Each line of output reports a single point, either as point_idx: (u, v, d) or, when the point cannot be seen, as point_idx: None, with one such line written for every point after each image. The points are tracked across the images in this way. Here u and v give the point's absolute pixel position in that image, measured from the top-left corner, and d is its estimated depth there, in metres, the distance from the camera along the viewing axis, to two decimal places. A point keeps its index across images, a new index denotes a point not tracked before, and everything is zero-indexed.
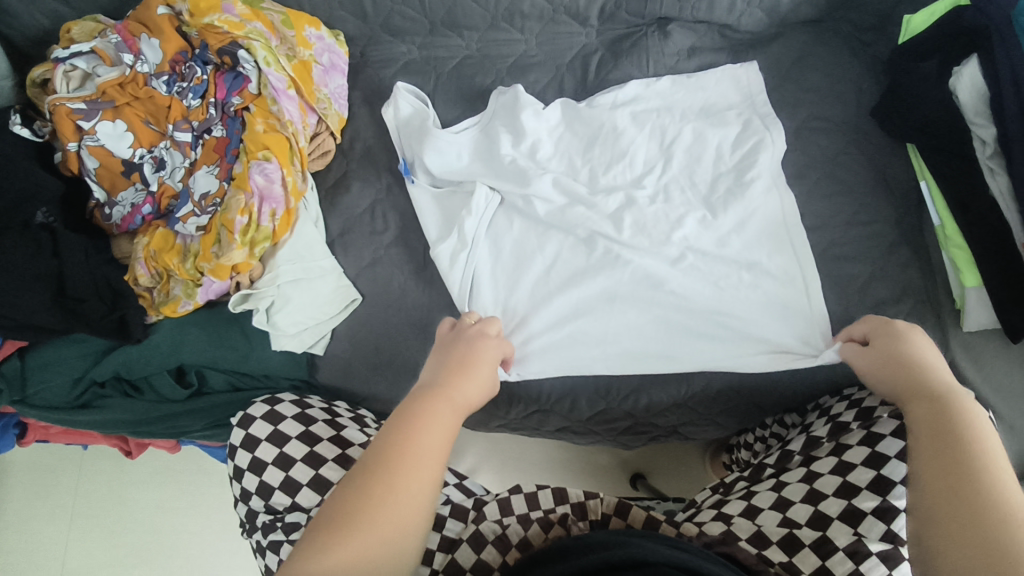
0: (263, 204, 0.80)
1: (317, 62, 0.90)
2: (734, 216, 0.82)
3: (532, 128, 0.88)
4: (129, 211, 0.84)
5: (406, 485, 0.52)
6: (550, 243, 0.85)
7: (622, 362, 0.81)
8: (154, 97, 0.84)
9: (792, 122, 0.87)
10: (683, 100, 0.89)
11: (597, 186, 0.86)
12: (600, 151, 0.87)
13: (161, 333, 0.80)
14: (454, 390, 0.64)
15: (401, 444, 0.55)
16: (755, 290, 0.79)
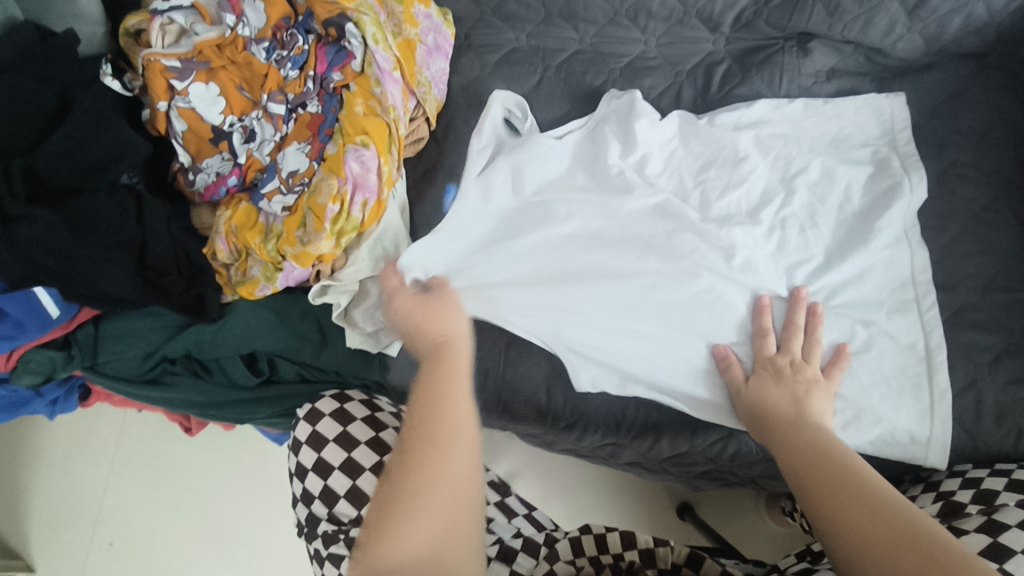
0: (356, 192, 0.75)
1: (422, 42, 0.84)
2: (854, 268, 0.74)
3: (644, 143, 0.80)
4: (214, 180, 0.80)
5: (451, 446, 0.49)
6: (648, 264, 0.76)
7: (711, 407, 0.75)
8: (252, 63, 0.80)
9: (937, 166, 0.78)
10: (816, 129, 0.80)
11: (705, 211, 0.78)
12: (713, 173, 0.79)
13: (239, 314, 0.77)
14: (452, 345, 0.58)
15: (433, 410, 0.51)
16: (868, 352, 0.72)
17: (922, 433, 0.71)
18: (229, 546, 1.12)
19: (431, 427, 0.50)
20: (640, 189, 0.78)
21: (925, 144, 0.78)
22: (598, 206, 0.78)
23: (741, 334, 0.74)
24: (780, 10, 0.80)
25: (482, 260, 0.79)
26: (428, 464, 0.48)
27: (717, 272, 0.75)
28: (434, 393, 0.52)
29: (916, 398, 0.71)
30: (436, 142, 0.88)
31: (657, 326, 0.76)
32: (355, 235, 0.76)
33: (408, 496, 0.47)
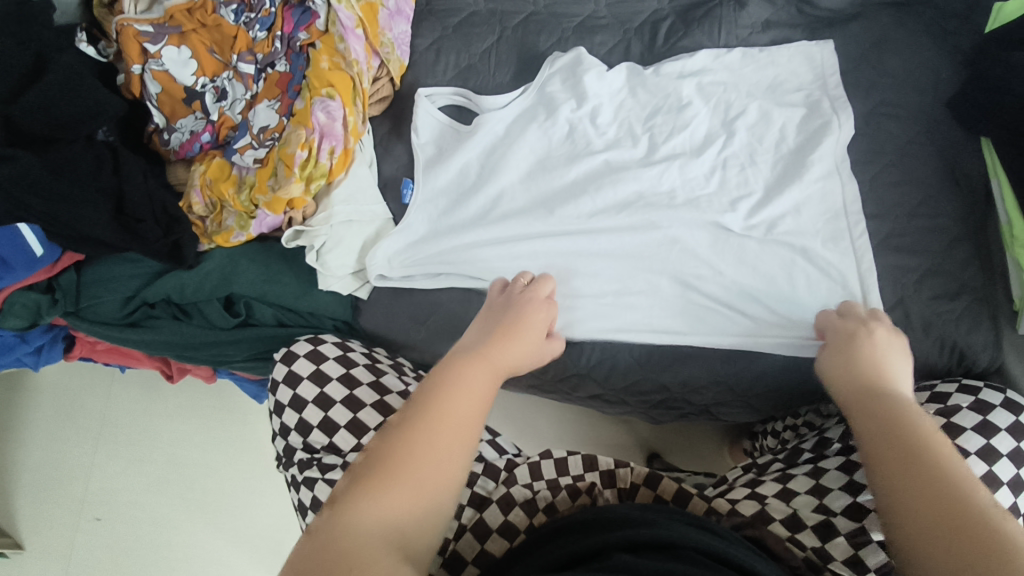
0: (323, 140, 0.79)
1: (384, 6, 0.89)
2: (792, 203, 0.79)
3: (595, 94, 0.85)
4: (188, 138, 0.85)
5: (458, 429, 0.52)
6: (599, 208, 0.81)
7: (664, 334, 0.80)
8: (221, 26, 0.84)
9: (864, 107, 0.83)
10: (753, 79, 0.85)
11: (654, 155, 0.82)
12: (659, 120, 0.84)
13: (213, 261, 0.81)
14: (493, 357, 0.63)
15: (457, 390, 0.56)
16: (810, 280, 0.76)
17: None
18: (215, 508, 1.15)
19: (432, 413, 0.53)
20: (588, 140, 0.84)
21: (852, 87, 0.84)
22: (552, 156, 0.85)
23: (693, 262, 0.79)
24: None
25: (441, 212, 0.86)
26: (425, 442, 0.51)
27: (659, 212, 0.80)
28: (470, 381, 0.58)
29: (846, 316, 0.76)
30: (399, 100, 0.93)
31: (607, 262, 0.81)
32: (324, 182, 0.80)
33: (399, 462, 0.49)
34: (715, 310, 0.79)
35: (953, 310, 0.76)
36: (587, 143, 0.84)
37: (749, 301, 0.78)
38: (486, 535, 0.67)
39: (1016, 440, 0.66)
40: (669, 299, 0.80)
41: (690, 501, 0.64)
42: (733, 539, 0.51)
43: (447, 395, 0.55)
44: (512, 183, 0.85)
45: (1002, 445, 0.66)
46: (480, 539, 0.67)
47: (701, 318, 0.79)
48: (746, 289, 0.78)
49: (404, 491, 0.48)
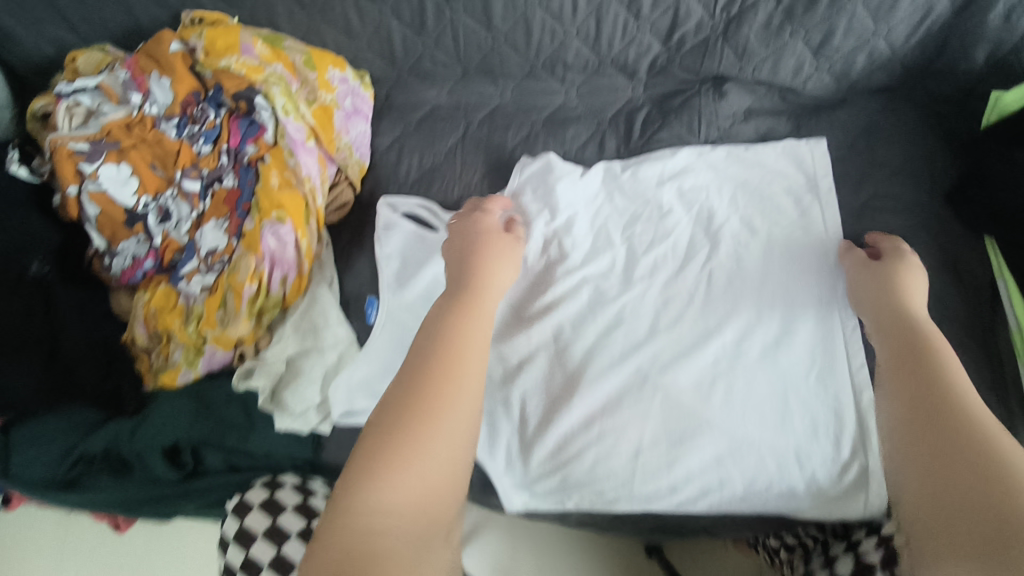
0: (274, 269, 0.73)
1: (340, 108, 0.82)
2: (780, 324, 0.73)
3: (572, 204, 0.80)
4: (130, 264, 0.78)
5: (462, 398, 0.47)
6: (581, 339, 0.75)
7: (657, 484, 0.71)
8: (163, 141, 0.77)
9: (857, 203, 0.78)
10: (739, 190, 0.78)
11: (635, 271, 0.78)
12: (640, 232, 0.79)
13: (158, 405, 0.74)
14: (483, 286, 0.60)
15: (456, 349, 0.51)
16: (804, 420, 0.70)
17: (849, 475, 0.70)
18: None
19: (442, 374, 0.48)
20: (565, 256, 0.78)
21: (844, 179, 0.79)
22: (527, 273, 0.79)
23: (687, 401, 0.71)
24: (692, 54, 0.78)
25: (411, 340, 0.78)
26: (440, 391, 0.46)
27: (630, 336, 0.75)
28: (465, 338, 0.52)
29: (836, 441, 0.70)
30: (361, 204, 0.87)
31: (587, 406, 0.73)
32: (277, 312, 0.75)
33: (403, 425, 0.44)
34: (701, 466, 0.70)
35: None
36: (565, 262, 0.78)
37: (750, 448, 0.70)
38: None
39: None
40: (654, 454, 0.71)
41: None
42: None
43: (453, 349, 0.50)
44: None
45: None
46: None
47: (698, 469, 0.71)
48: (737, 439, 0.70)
49: (417, 459, 0.43)
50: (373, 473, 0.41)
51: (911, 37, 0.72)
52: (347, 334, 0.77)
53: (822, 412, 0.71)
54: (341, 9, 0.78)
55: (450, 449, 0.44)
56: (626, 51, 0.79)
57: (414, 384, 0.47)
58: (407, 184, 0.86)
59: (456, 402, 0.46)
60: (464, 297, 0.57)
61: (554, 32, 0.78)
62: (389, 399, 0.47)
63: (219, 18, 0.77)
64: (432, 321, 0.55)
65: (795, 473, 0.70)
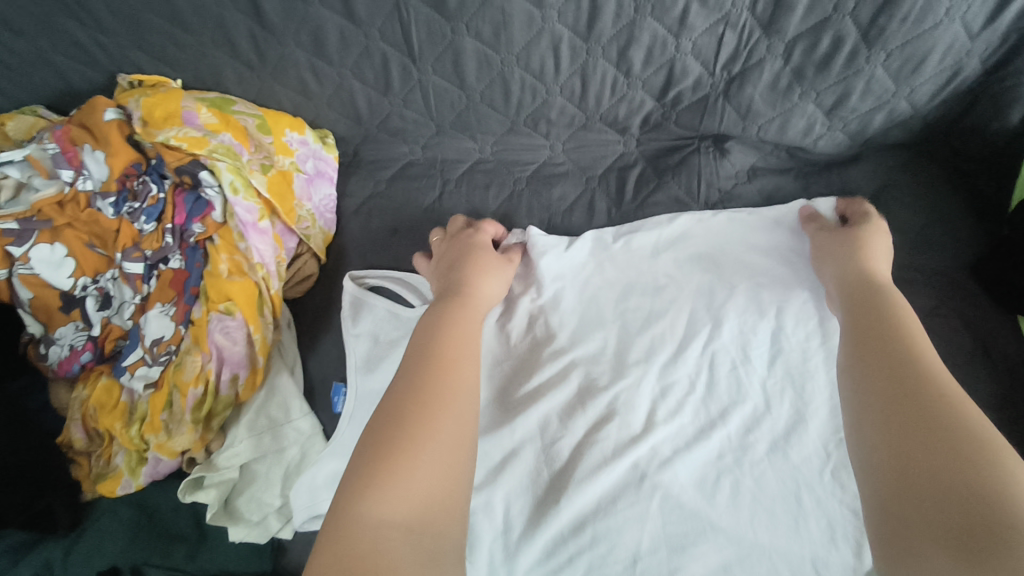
0: (223, 366, 0.66)
1: (300, 171, 0.74)
2: (790, 411, 0.65)
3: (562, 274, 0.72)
4: (67, 355, 0.70)
5: (457, 406, 0.45)
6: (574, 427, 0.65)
7: None
8: (100, 219, 0.69)
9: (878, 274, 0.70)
10: (739, 264, 0.71)
11: (630, 349, 0.69)
12: (634, 305, 0.71)
13: (98, 515, 0.67)
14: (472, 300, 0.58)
15: (450, 356, 0.49)
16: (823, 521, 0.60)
17: None
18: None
19: (433, 379, 0.46)
20: (552, 335, 0.70)
21: None
22: (513, 352, 0.70)
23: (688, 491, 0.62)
24: (690, 112, 0.71)
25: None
26: (436, 397, 0.44)
27: (625, 425, 0.65)
28: (454, 338, 0.51)
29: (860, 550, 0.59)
30: (326, 276, 0.78)
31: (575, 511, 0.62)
32: (230, 410, 0.68)
33: (396, 433, 0.42)
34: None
35: None
36: (552, 342, 0.69)
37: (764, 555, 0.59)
38: None
39: None
40: (654, 561, 0.60)
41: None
42: None
43: (444, 356, 0.49)
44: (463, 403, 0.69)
45: None
46: None
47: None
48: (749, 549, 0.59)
49: (414, 467, 0.40)
50: (370, 484, 0.39)
51: (935, 98, 0.64)
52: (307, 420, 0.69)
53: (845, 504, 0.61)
54: (295, 69, 0.70)
55: (450, 456, 0.42)
56: (617, 107, 0.71)
57: (404, 388, 0.45)
58: (376, 253, 0.78)
59: (454, 403, 0.45)
60: (453, 311, 0.55)
61: (535, 89, 0.70)
62: (386, 409, 0.44)
63: (161, 81, 0.70)
64: (424, 324, 0.54)
65: None
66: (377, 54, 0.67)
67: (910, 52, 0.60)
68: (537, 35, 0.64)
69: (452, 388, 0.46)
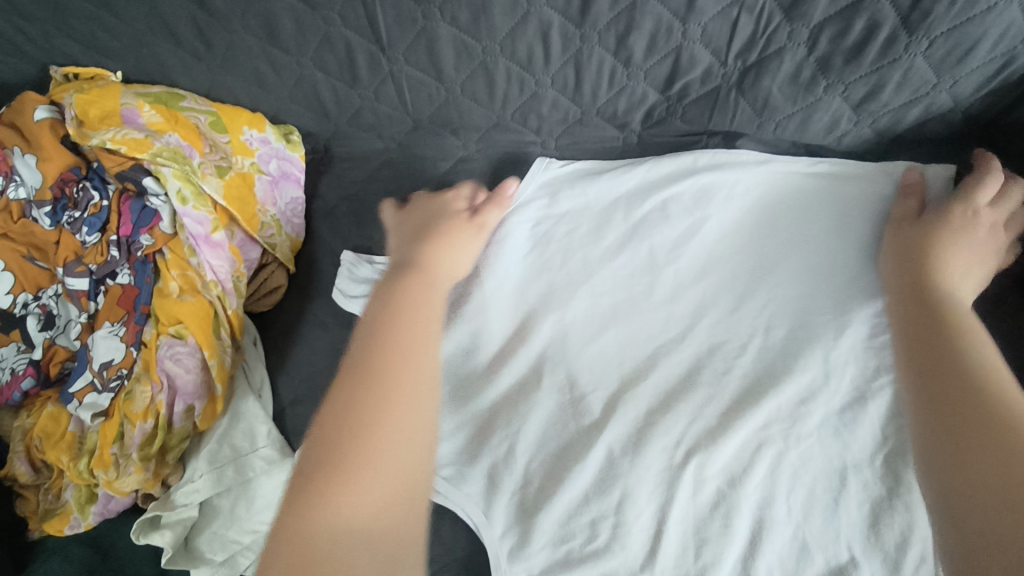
0: (176, 397, 0.59)
1: (263, 173, 0.67)
2: (851, 386, 0.57)
3: (586, 227, 0.68)
4: (6, 381, 0.63)
5: (413, 401, 0.40)
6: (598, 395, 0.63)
7: None
8: (35, 232, 0.62)
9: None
10: (799, 229, 0.63)
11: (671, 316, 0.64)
12: (690, 268, 0.65)
13: (47, 556, 0.62)
14: (431, 275, 0.53)
15: (394, 341, 0.43)
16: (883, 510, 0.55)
17: None
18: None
19: (375, 372, 0.40)
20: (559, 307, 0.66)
21: None
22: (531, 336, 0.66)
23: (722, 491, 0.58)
24: (697, 106, 0.63)
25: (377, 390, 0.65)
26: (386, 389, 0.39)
27: (655, 394, 0.62)
28: (412, 314, 0.46)
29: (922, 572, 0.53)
30: (296, 287, 0.70)
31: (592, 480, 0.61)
32: (190, 440, 0.62)
33: (351, 442, 0.38)
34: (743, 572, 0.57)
35: None
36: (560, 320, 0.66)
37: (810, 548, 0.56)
38: None
39: None
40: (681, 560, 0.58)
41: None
42: None
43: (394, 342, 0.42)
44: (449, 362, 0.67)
45: None
46: None
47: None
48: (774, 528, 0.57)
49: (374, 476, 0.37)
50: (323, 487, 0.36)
51: (982, 90, 0.55)
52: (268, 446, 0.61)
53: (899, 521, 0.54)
54: (251, 60, 0.62)
55: (410, 466, 0.38)
56: (615, 101, 0.63)
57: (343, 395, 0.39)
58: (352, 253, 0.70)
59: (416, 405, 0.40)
60: (408, 286, 0.49)
61: (523, 81, 0.62)
62: (334, 401, 0.40)
63: (99, 73, 0.63)
64: (381, 300, 0.47)
65: None
66: (339, 41, 0.60)
67: (957, 39, 0.52)
68: (522, 20, 0.56)
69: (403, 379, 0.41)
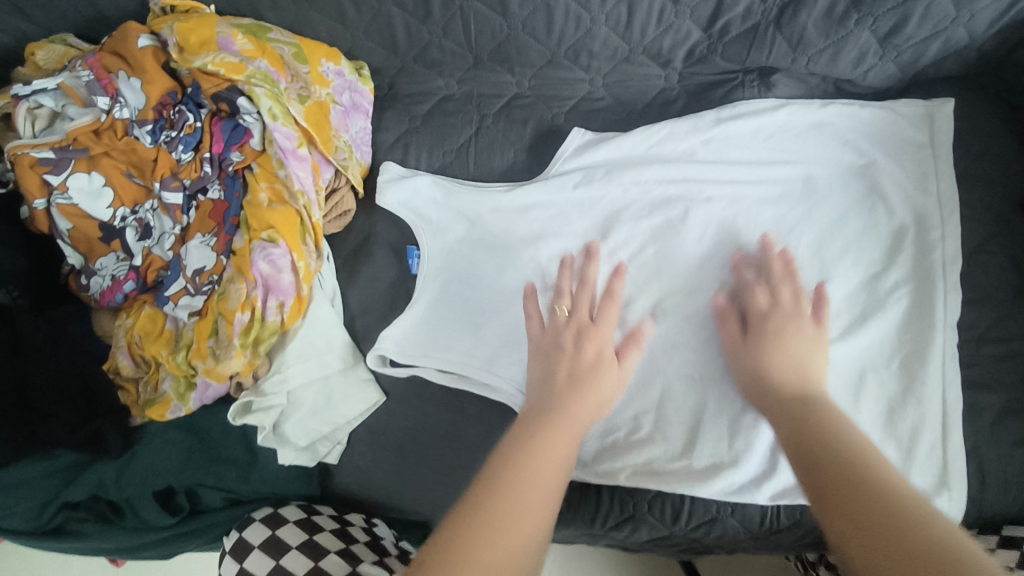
0: (269, 295, 0.65)
1: (336, 104, 0.73)
2: (854, 282, 0.70)
3: (636, 160, 0.74)
4: (108, 285, 0.70)
5: (540, 512, 0.41)
6: (643, 301, 0.72)
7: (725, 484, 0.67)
8: (136, 149, 0.69)
9: (937, 217, 0.68)
10: (819, 152, 0.72)
11: (699, 236, 0.72)
12: (722, 194, 0.73)
13: (148, 440, 0.67)
14: (568, 412, 0.49)
15: (525, 461, 0.44)
16: (880, 390, 0.67)
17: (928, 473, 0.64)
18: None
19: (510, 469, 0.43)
20: (608, 226, 0.74)
21: (926, 176, 0.70)
22: (576, 254, 0.74)
23: None
24: (736, 44, 0.70)
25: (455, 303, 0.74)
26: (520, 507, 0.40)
27: (692, 299, 0.71)
28: (551, 461, 0.44)
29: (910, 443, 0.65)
30: (363, 210, 0.79)
31: (643, 380, 0.71)
32: (276, 338, 0.67)
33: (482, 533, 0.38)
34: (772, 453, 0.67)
35: None
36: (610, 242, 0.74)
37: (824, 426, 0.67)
38: None
39: None
40: (712, 443, 0.68)
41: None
42: None
43: (529, 461, 0.44)
44: (510, 287, 0.73)
45: None
46: None
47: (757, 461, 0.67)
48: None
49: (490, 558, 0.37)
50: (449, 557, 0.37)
51: (994, 26, 0.65)
52: (348, 341, 0.72)
53: (888, 390, 0.67)
54: None
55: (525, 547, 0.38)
56: (661, 39, 0.70)
57: (481, 495, 0.41)
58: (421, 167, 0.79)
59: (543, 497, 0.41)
60: (534, 431, 0.47)
61: (579, 19, 0.69)
62: (471, 501, 0.41)
63: (194, 6, 0.69)
64: (519, 441, 0.46)
65: None
66: None
67: None
68: None
69: (528, 508, 0.40)
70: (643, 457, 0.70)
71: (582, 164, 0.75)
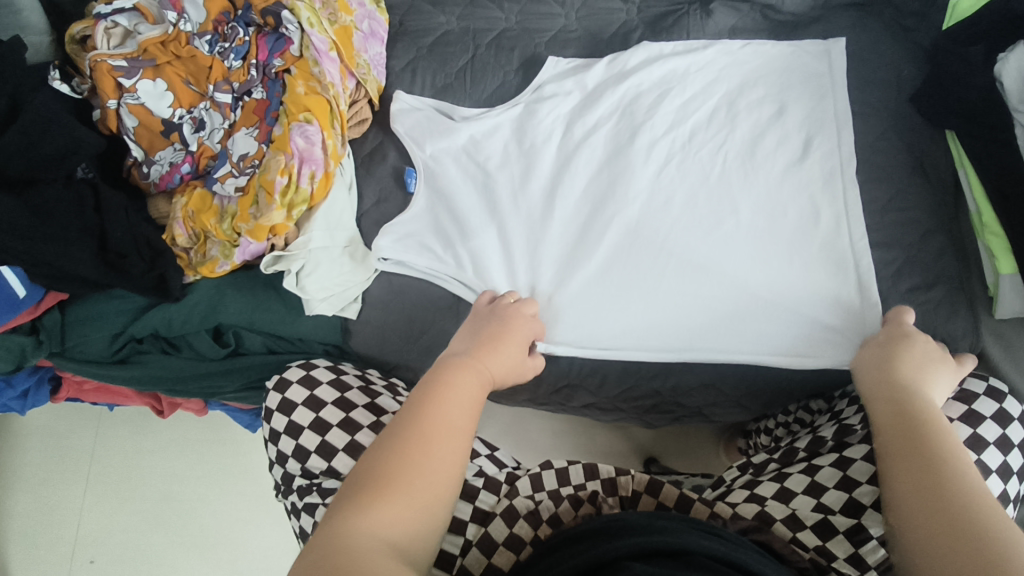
0: (303, 165, 0.80)
1: (359, 29, 0.90)
2: (780, 169, 0.84)
3: (600, 83, 0.91)
4: (167, 170, 0.84)
5: (438, 460, 0.51)
6: (612, 200, 0.86)
7: (672, 334, 0.82)
8: (196, 56, 0.84)
9: (838, 121, 0.84)
10: (749, 73, 0.89)
11: (656, 144, 0.88)
12: (674, 109, 0.89)
13: (199, 291, 0.83)
14: (480, 363, 0.64)
15: (440, 401, 0.56)
16: (811, 252, 0.80)
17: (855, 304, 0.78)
18: (231, 555, 1.10)
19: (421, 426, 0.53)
20: (581, 136, 0.90)
21: (838, 82, 0.86)
22: (553, 161, 0.90)
23: (704, 250, 0.83)
24: None
25: (451, 204, 0.89)
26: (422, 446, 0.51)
27: (649, 193, 0.86)
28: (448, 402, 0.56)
29: (837, 288, 0.79)
30: (378, 123, 0.95)
31: (610, 254, 0.85)
32: (305, 208, 0.81)
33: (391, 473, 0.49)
34: (716, 305, 0.81)
35: (929, 303, 0.79)
36: (587, 153, 0.89)
37: (758, 286, 0.80)
38: (492, 549, 0.67)
39: (1000, 426, 0.68)
40: (669, 300, 0.82)
41: (692, 506, 0.64)
42: (738, 543, 0.51)
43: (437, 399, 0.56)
44: (500, 178, 0.89)
45: (986, 431, 0.68)
46: (486, 554, 0.67)
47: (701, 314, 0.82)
48: (745, 282, 0.81)
49: (400, 500, 0.48)
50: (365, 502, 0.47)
51: None
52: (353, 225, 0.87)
53: (814, 246, 0.81)
54: None
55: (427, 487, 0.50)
56: None
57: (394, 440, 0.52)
58: (425, 88, 0.95)
59: (443, 453, 0.52)
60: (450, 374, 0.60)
61: None
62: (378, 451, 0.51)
63: None
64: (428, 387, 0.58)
65: (796, 327, 0.79)
66: None
67: None
68: None
69: (435, 444, 0.52)
70: (615, 312, 0.83)
71: (560, 85, 0.91)
